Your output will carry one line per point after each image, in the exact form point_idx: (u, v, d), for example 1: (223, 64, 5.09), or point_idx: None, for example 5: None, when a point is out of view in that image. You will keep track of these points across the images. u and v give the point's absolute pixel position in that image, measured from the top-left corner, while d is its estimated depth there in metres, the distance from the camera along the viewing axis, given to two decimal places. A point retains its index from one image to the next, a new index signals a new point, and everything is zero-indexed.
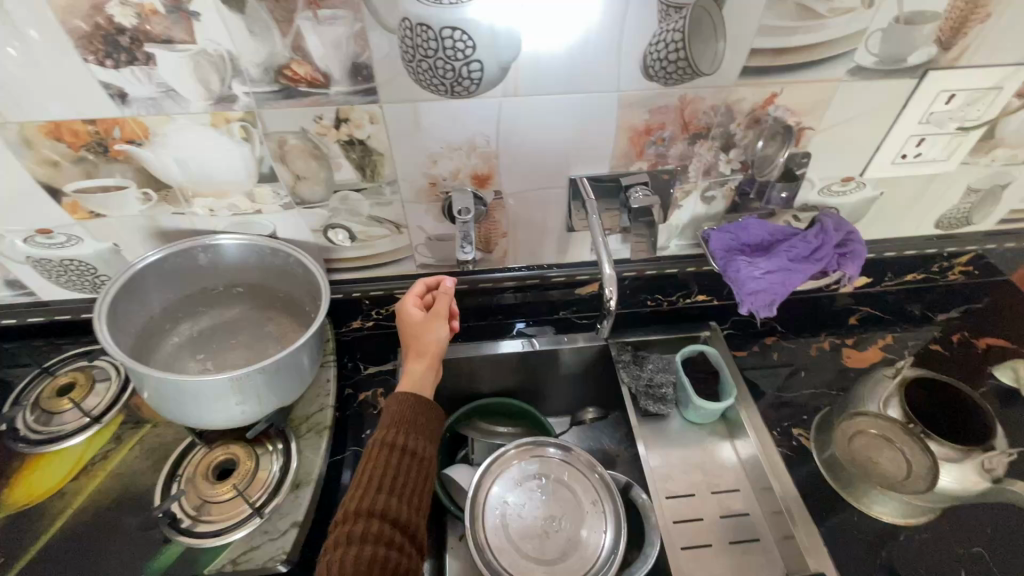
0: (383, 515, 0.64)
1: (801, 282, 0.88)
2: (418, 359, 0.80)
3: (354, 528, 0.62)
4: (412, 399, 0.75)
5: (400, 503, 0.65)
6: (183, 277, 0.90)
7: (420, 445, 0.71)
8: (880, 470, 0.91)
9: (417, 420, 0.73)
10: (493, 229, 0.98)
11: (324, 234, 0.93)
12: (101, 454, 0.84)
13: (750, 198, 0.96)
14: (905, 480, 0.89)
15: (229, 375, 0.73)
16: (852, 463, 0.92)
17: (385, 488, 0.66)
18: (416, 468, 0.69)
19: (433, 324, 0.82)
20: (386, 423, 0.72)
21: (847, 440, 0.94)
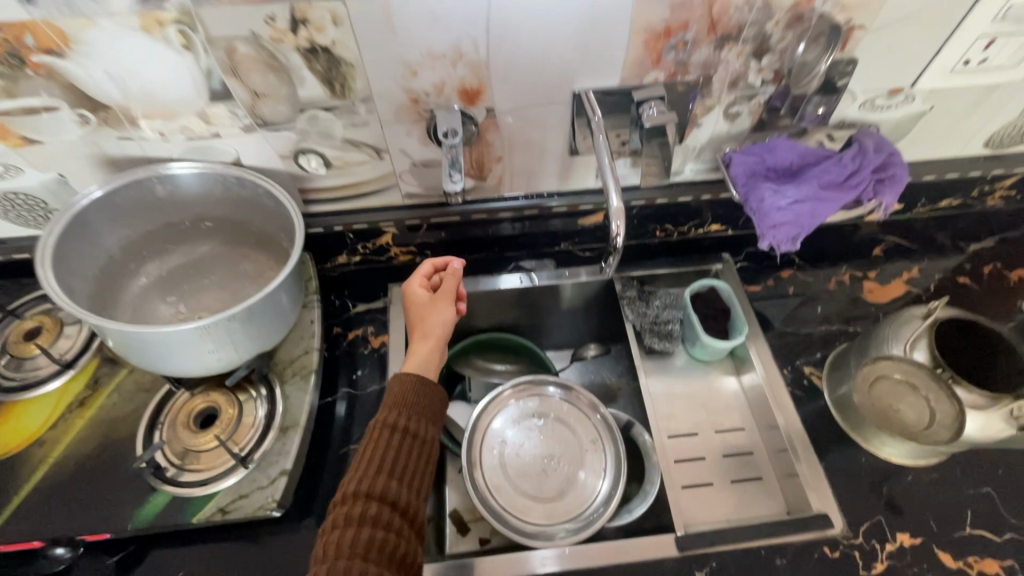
0: (382, 498, 0.60)
1: (831, 213, 0.79)
2: (422, 338, 0.76)
3: (351, 511, 0.59)
4: (414, 379, 0.70)
5: (401, 487, 0.62)
6: (143, 213, 0.81)
7: (422, 427, 0.67)
8: (900, 419, 0.85)
9: (420, 401, 0.68)
10: (485, 152, 0.86)
11: (295, 161, 0.83)
12: (77, 401, 0.80)
13: (780, 114, 0.84)
14: (927, 429, 0.83)
15: (195, 324, 0.66)
16: (869, 412, 0.86)
17: (384, 469, 0.62)
18: (418, 451, 0.65)
19: (438, 305, 0.80)
20: (388, 402, 0.68)
21: (868, 386, 0.87)
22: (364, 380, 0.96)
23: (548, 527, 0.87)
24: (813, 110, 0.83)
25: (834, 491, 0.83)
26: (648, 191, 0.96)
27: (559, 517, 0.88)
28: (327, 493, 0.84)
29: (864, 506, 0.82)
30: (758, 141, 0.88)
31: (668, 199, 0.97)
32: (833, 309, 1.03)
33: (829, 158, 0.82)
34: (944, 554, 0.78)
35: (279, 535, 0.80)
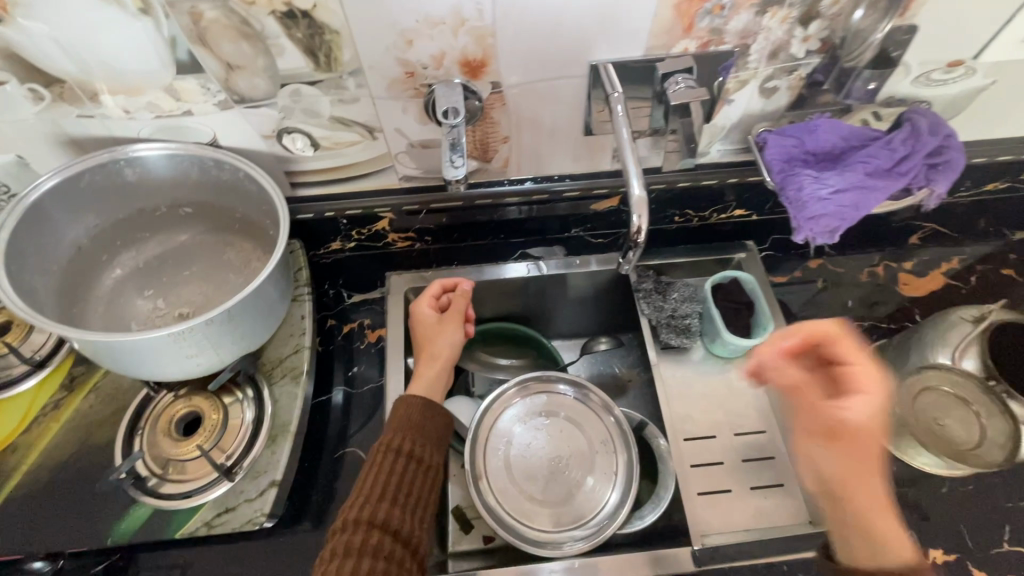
0: (384, 526, 0.61)
1: (876, 204, 0.71)
2: (431, 361, 0.80)
3: (352, 538, 0.59)
4: (420, 402, 0.71)
5: (403, 515, 0.62)
6: (114, 199, 0.74)
7: (426, 453, 0.68)
8: (946, 435, 0.77)
9: (425, 425, 0.70)
10: (490, 133, 0.77)
11: (279, 142, 0.74)
12: (51, 404, 0.74)
13: (822, 89, 0.74)
14: (977, 449, 0.75)
15: (168, 330, 0.60)
16: (911, 426, 0.78)
17: (387, 497, 0.62)
18: (421, 477, 0.66)
19: (446, 327, 0.82)
20: (392, 426, 0.69)
21: (911, 399, 0.79)
22: (361, 376, 0.90)
23: (555, 534, 0.83)
24: (862, 85, 0.73)
25: None
26: (669, 175, 0.88)
27: (567, 522, 0.84)
28: (322, 498, 0.79)
29: (893, 518, 0.77)
30: (795, 120, 0.79)
31: (690, 183, 0.89)
32: (864, 303, 0.96)
33: (877, 140, 0.73)
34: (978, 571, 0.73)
35: (272, 542, 0.76)
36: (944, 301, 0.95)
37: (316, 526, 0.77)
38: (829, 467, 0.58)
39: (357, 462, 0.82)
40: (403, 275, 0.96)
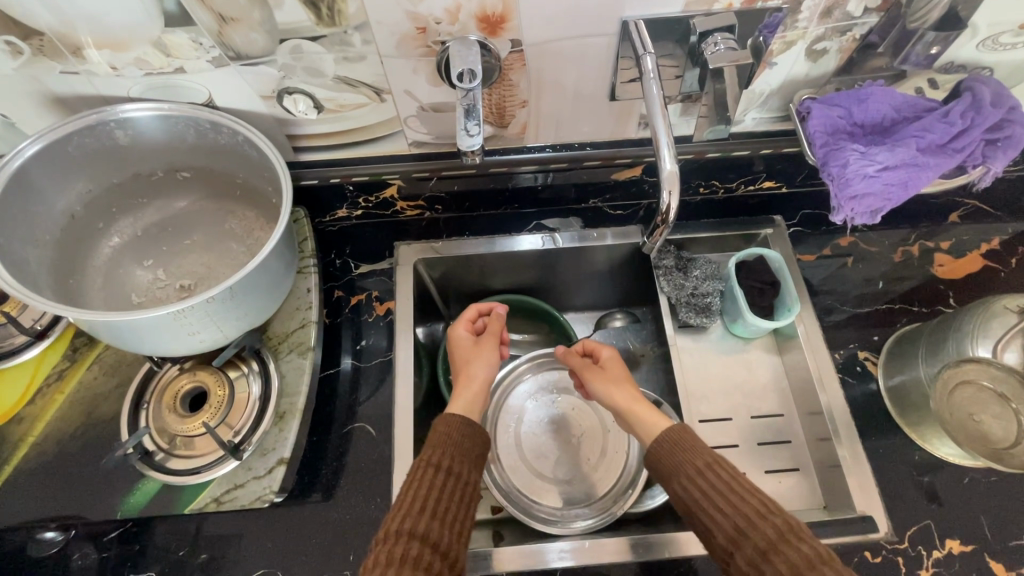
0: (424, 538, 0.57)
1: (926, 182, 0.65)
2: (468, 381, 0.78)
3: (393, 550, 0.55)
4: (459, 420, 0.69)
5: (443, 528, 0.59)
6: (108, 163, 0.69)
7: (465, 469, 0.65)
8: (982, 431, 0.73)
9: (464, 442, 0.67)
10: (508, 96, 0.71)
11: (280, 103, 0.69)
12: (54, 374, 0.73)
13: (876, 52, 0.67)
14: (1011, 448, 0.71)
15: (167, 309, 0.56)
16: (946, 420, 0.73)
17: (428, 508, 0.59)
18: (459, 492, 0.62)
19: (481, 350, 0.81)
20: (431, 442, 0.67)
21: (948, 395, 0.74)
22: (369, 349, 0.88)
23: (563, 510, 0.82)
24: (923, 50, 0.67)
25: (880, 490, 0.76)
26: (699, 144, 0.81)
27: (576, 499, 0.84)
28: (331, 472, 0.79)
29: (911, 508, 0.75)
30: (842, 87, 0.72)
31: (721, 153, 0.82)
32: (896, 284, 0.91)
33: (932, 112, 0.67)
34: (996, 564, 0.72)
35: (282, 515, 0.76)
36: (982, 284, 0.90)
37: (326, 498, 0.77)
38: (614, 394, 0.76)
39: (366, 437, 0.81)
40: (412, 246, 0.92)
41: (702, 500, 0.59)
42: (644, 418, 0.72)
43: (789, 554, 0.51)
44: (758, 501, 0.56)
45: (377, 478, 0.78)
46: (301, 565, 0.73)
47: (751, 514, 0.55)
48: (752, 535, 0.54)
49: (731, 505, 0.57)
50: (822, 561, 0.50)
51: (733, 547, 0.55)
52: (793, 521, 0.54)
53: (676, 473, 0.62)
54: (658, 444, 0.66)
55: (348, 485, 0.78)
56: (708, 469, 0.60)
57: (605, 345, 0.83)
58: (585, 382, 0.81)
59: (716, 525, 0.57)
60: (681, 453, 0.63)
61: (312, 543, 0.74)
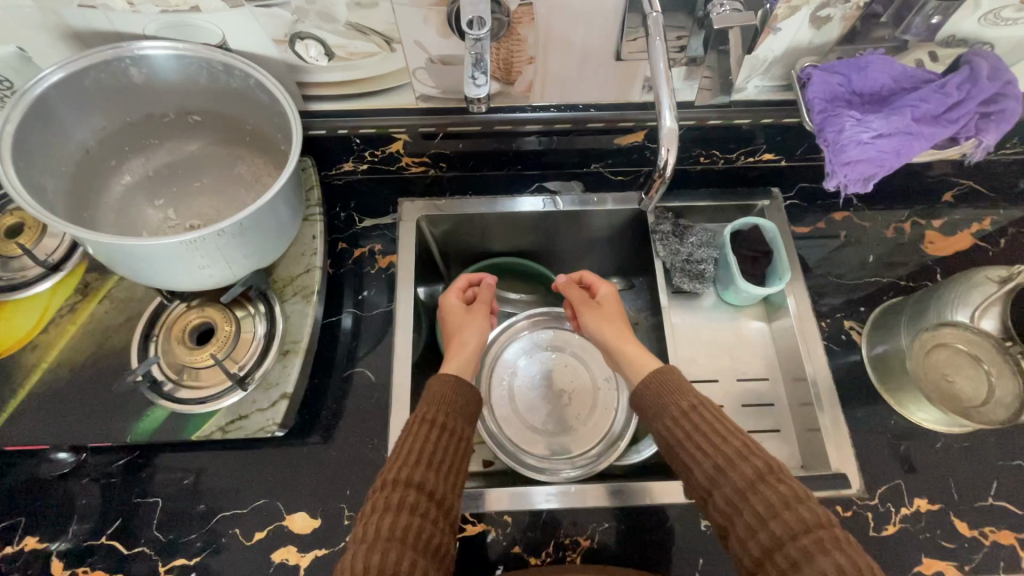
0: (420, 487, 0.60)
1: (918, 151, 0.67)
2: (461, 345, 0.80)
3: (391, 497, 0.58)
4: (454, 379, 0.71)
5: (438, 478, 0.61)
6: (121, 101, 0.71)
7: (459, 426, 0.67)
8: (953, 391, 0.77)
9: (459, 401, 0.69)
10: (515, 51, 0.72)
11: (292, 48, 0.70)
12: (67, 306, 0.76)
13: (879, 22, 0.69)
14: (981, 406, 0.75)
15: (178, 239, 0.59)
16: (920, 381, 0.78)
17: (424, 461, 0.62)
18: (454, 447, 0.65)
19: (472, 317, 0.85)
20: (425, 401, 0.69)
21: (923, 354, 0.79)
22: (370, 301, 0.90)
23: (552, 462, 0.86)
24: (923, 21, 0.68)
25: (855, 451, 0.79)
26: (701, 110, 0.82)
27: (565, 453, 0.87)
28: (331, 413, 0.82)
29: (884, 468, 0.79)
30: (844, 56, 0.73)
31: (723, 120, 0.84)
32: (886, 259, 0.93)
33: (929, 83, 0.69)
34: (961, 522, 0.75)
35: (282, 452, 0.79)
36: (970, 262, 0.92)
37: (325, 439, 0.80)
38: (603, 328, 0.82)
39: (365, 383, 0.84)
40: (416, 203, 0.94)
41: (683, 440, 0.62)
42: (629, 353, 0.77)
43: (765, 493, 0.55)
44: (740, 442, 0.59)
45: (375, 421, 0.82)
46: (299, 498, 0.77)
47: (732, 455, 0.58)
48: (732, 475, 0.58)
49: (713, 446, 0.60)
50: (797, 501, 0.54)
51: (712, 485, 0.59)
52: (773, 463, 0.57)
53: (660, 414, 0.66)
54: (644, 385, 0.69)
55: (347, 426, 0.81)
56: (692, 412, 0.63)
57: (603, 283, 0.88)
58: (578, 315, 0.86)
59: (697, 465, 0.60)
60: (667, 395, 0.66)
61: (311, 479, 0.78)
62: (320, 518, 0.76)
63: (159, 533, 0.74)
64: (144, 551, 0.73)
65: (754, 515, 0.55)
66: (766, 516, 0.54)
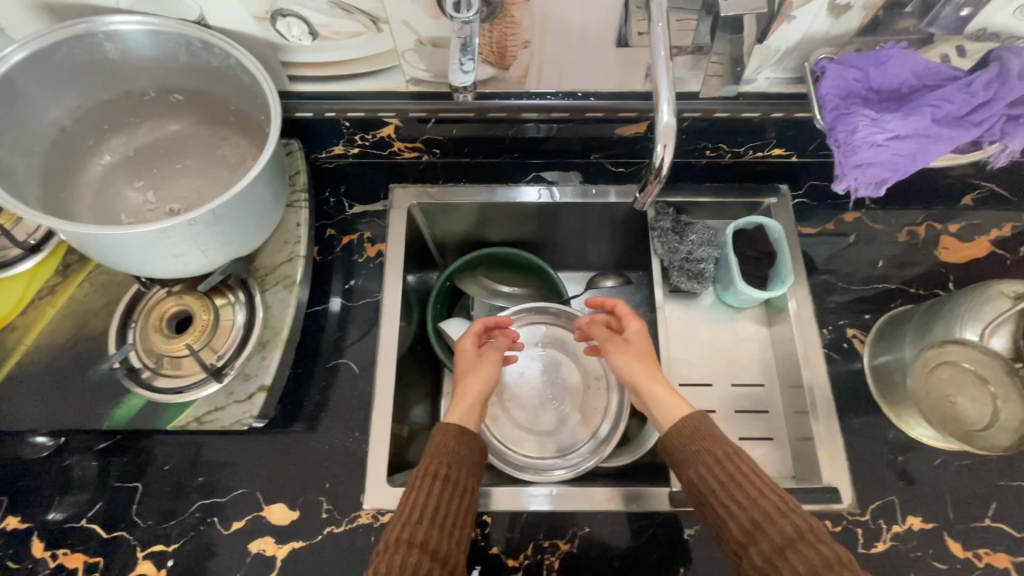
0: (423, 546, 0.59)
1: (936, 155, 0.63)
2: (464, 393, 0.77)
3: (393, 559, 0.57)
4: (457, 428, 0.69)
5: (441, 535, 0.60)
6: (98, 79, 0.68)
7: (463, 476, 0.66)
8: (955, 414, 0.71)
9: (462, 451, 0.68)
10: (509, 34, 0.68)
11: (274, 26, 0.67)
12: (47, 288, 0.74)
13: (903, 12, 0.63)
14: (985, 430, 0.69)
15: (148, 228, 0.57)
16: (920, 401, 0.73)
17: (427, 517, 0.61)
18: (458, 500, 0.64)
19: (483, 364, 0.81)
20: (429, 453, 0.67)
21: (925, 372, 0.73)
22: (358, 290, 0.88)
23: (538, 460, 0.84)
24: (953, 12, 0.63)
25: (849, 465, 0.77)
26: (707, 102, 0.78)
27: (550, 452, 0.85)
28: (314, 404, 0.81)
29: (878, 483, 0.76)
30: (863, 48, 0.68)
31: (730, 113, 0.79)
32: (896, 264, 0.89)
33: (954, 81, 0.64)
34: (954, 542, 0.73)
35: (263, 442, 0.78)
36: (986, 271, 0.87)
37: (307, 430, 0.79)
38: (631, 367, 0.76)
39: (350, 374, 0.83)
40: (408, 189, 0.91)
41: (718, 490, 0.61)
42: (659, 397, 0.72)
43: (806, 553, 0.53)
44: (778, 498, 0.58)
45: (357, 413, 0.80)
46: (278, 488, 0.76)
47: (771, 511, 0.57)
48: (770, 531, 0.56)
49: (749, 499, 0.59)
50: (840, 563, 0.52)
51: (748, 540, 0.57)
52: (812, 521, 0.56)
53: (691, 463, 0.63)
54: (674, 430, 0.67)
55: (329, 418, 0.80)
56: (728, 461, 0.62)
57: (633, 317, 0.81)
58: (605, 352, 0.81)
59: (732, 517, 0.59)
60: (699, 441, 0.64)
61: (291, 470, 0.77)
62: (299, 511, 0.75)
63: (138, 518, 0.74)
64: (122, 536, 0.74)
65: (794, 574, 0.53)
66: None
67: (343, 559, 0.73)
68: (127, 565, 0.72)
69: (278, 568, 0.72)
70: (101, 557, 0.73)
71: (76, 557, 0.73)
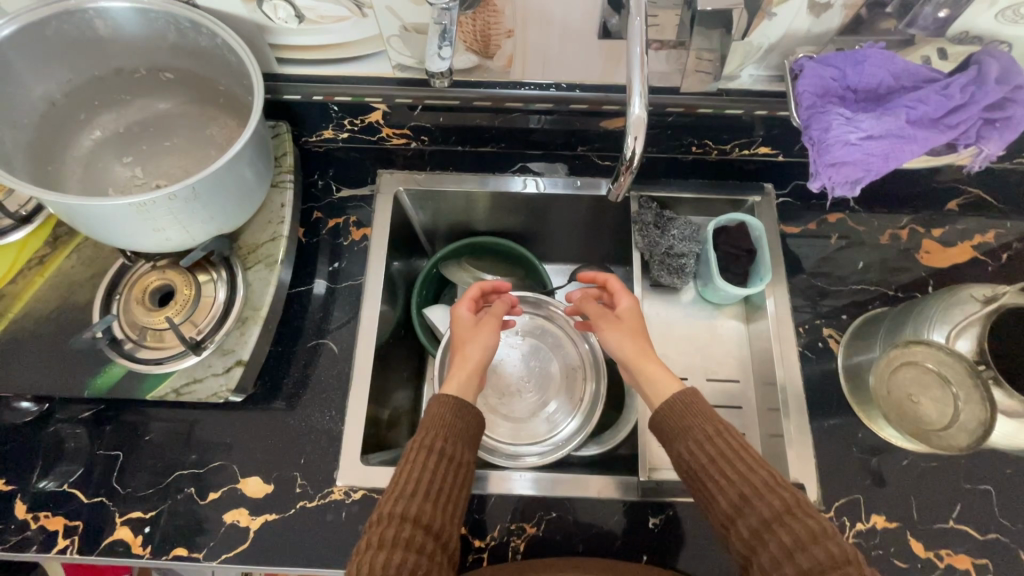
0: (416, 520, 0.59)
1: (909, 156, 0.63)
2: (463, 361, 0.76)
3: (386, 532, 0.57)
4: (454, 400, 0.68)
5: (435, 510, 0.60)
6: (88, 54, 0.69)
7: (458, 450, 0.65)
8: (916, 413, 0.72)
9: (458, 424, 0.67)
10: (492, 23, 0.69)
11: (260, 8, 0.68)
12: (36, 259, 0.76)
13: (884, 12, 0.64)
14: (943, 431, 0.69)
15: (128, 201, 0.58)
16: (881, 400, 0.74)
17: (421, 491, 0.61)
18: (452, 475, 0.63)
19: (480, 330, 0.80)
20: (424, 424, 0.67)
21: (889, 370, 0.74)
22: (343, 272, 0.89)
23: (509, 445, 0.85)
24: (932, 12, 0.63)
25: (817, 462, 0.77)
26: (691, 97, 0.78)
27: (523, 438, 0.86)
28: (294, 382, 0.82)
29: (846, 481, 0.77)
30: (844, 48, 0.69)
31: (713, 109, 0.79)
32: (877, 266, 0.89)
33: (931, 83, 0.64)
34: (916, 542, 0.74)
35: (242, 416, 0.80)
36: (967, 276, 0.87)
37: (287, 406, 0.81)
38: (624, 342, 0.76)
39: (330, 354, 0.84)
40: (395, 174, 0.93)
41: (708, 465, 0.62)
42: (652, 373, 0.72)
43: (794, 527, 0.55)
44: (767, 473, 0.59)
45: (335, 393, 0.82)
46: (255, 462, 0.78)
47: (760, 486, 0.58)
48: (759, 505, 0.58)
49: (740, 475, 0.60)
50: (825, 537, 0.54)
51: (737, 513, 0.59)
52: (800, 496, 0.58)
53: (682, 438, 0.64)
54: (667, 406, 0.67)
55: (308, 396, 0.82)
56: (719, 437, 0.63)
57: (625, 293, 0.81)
58: (597, 330, 0.81)
59: (721, 492, 0.60)
60: (690, 417, 0.65)
61: (268, 444, 0.79)
62: (274, 484, 0.77)
63: (118, 485, 0.77)
64: (102, 502, 0.76)
65: (781, 547, 0.55)
66: (793, 551, 0.54)
67: (314, 533, 0.74)
68: (104, 529, 0.74)
69: (251, 539, 0.74)
70: (80, 520, 0.75)
71: (57, 519, 0.75)
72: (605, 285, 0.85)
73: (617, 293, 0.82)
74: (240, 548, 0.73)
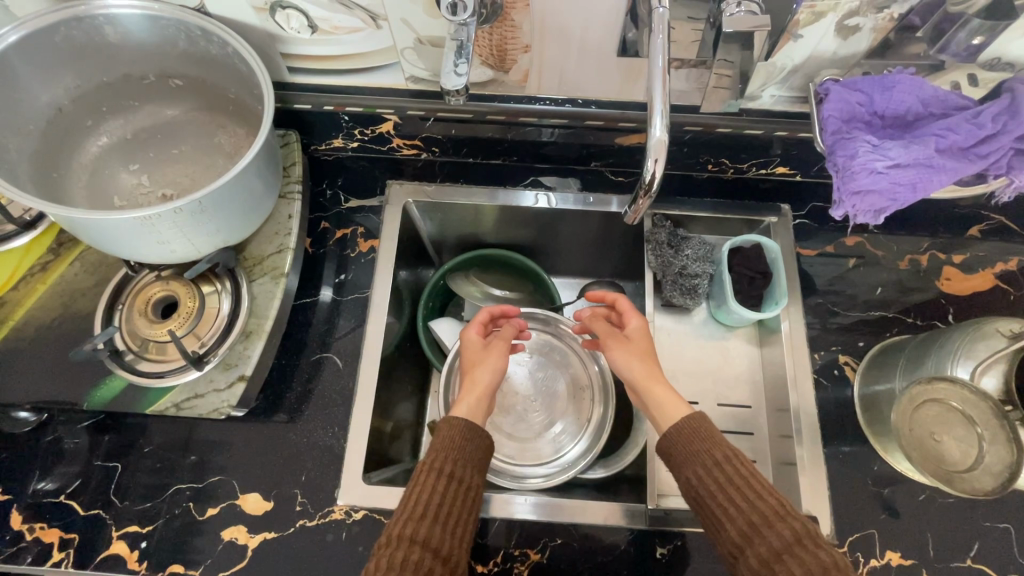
0: (425, 544, 0.57)
1: (938, 186, 0.61)
2: (471, 385, 0.74)
3: (393, 555, 0.56)
4: (463, 424, 0.67)
5: (444, 534, 0.59)
6: (96, 60, 0.68)
7: (467, 473, 0.64)
8: (939, 452, 0.69)
9: (468, 446, 0.66)
10: (509, 38, 0.67)
11: (273, 17, 0.67)
12: (38, 266, 0.75)
13: (914, 37, 0.62)
14: (968, 471, 0.67)
15: (132, 215, 0.57)
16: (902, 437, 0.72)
17: (430, 514, 0.59)
18: (461, 497, 0.62)
19: (491, 353, 0.79)
20: (433, 446, 0.65)
21: (910, 408, 0.71)
22: (349, 284, 0.87)
23: (514, 466, 0.83)
24: (965, 38, 0.61)
25: (831, 493, 0.75)
26: (709, 116, 0.76)
27: (528, 459, 0.84)
28: (296, 396, 0.81)
29: (859, 514, 0.75)
30: (870, 71, 0.67)
31: (732, 129, 0.77)
32: (895, 292, 0.87)
33: (962, 111, 0.62)
34: None
35: (243, 429, 0.79)
36: (987, 305, 0.85)
37: (289, 420, 0.79)
38: (631, 364, 0.74)
39: (334, 368, 0.83)
40: (405, 185, 0.91)
41: (715, 491, 0.60)
42: (660, 398, 0.70)
43: (805, 558, 0.53)
44: (776, 501, 0.57)
45: (337, 408, 0.80)
46: (254, 477, 0.76)
47: (769, 514, 0.56)
48: (768, 534, 0.55)
49: (748, 502, 0.58)
50: (838, 568, 0.51)
51: (745, 542, 0.57)
52: (810, 527, 0.55)
53: (691, 464, 0.62)
54: (674, 431, 0.65)
55: (311, 410, 0.80)
56: (726, 462, 0.61)
57: (634, 314, 0.79)
58: (605, 349, 0.79)
59: (730, 519, 0.58)
60: (697, 441, 0.63)
61: (269, 459, 0.77)
62: (273, 501, 0.75)
63: (115, 497, 0.75)
64: (98, 513, 0.74)
65: None
66: None
67: (313, 552, 0.73)
68: (100, 542, 0.73)
69: (249, 556, 0.72)
70: (77, 532, 0.73)
71: (52, 531, 0.73)
72: (613, 305, 0.83)
73: (627, 313, 0.80)
74: (236, 566, 0.72)
